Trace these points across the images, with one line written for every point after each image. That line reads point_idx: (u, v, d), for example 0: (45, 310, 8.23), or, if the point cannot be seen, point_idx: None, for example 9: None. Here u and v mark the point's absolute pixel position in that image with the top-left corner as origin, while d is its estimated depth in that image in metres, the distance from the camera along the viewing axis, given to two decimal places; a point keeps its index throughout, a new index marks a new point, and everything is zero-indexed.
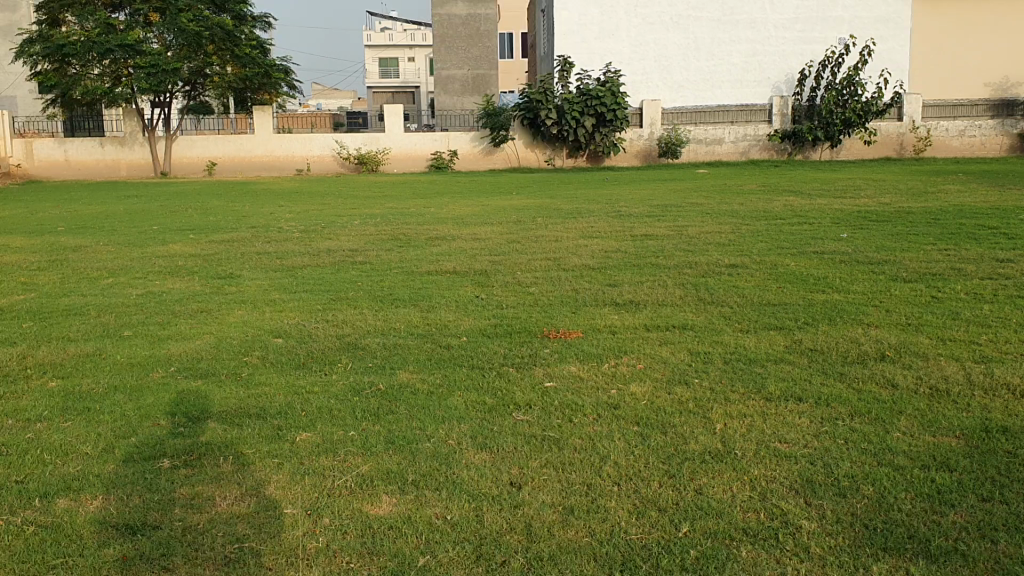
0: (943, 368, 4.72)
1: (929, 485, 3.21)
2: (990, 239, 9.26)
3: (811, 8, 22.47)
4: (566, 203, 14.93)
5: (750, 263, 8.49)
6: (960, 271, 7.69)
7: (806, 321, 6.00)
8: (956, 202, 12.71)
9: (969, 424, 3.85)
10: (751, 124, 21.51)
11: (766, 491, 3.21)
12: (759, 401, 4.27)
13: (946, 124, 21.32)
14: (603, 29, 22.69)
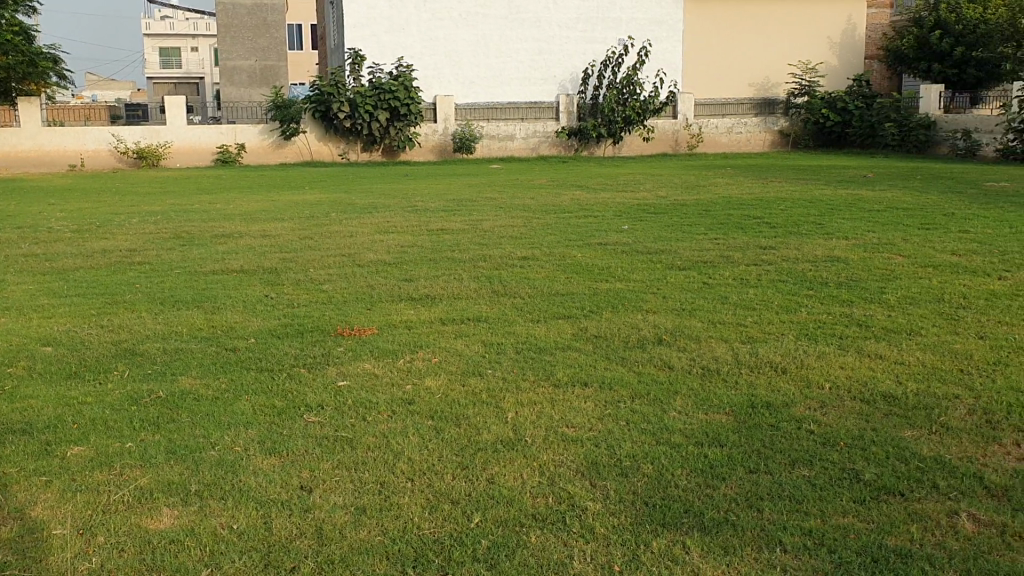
0: (714, 349, 5.03)
1: (703, 460, 3.42)
2: (756, 229, 9.96)
3: (592, 9, 23.40)
4: (359, 199, 14.75)
5: (540, 256, 8.71)
6: (728, 258, 8.22)
7: (591, 309, 6.23)
8: (725, 195, 13.56)
9: (737, 401, 4.12)
10: (541, 121, 22.08)
11: (554, 476, 3.31)
12: (547, 387, 4.40)
13: (717, 121, 22.76)
14: (393, 24, 22.52)
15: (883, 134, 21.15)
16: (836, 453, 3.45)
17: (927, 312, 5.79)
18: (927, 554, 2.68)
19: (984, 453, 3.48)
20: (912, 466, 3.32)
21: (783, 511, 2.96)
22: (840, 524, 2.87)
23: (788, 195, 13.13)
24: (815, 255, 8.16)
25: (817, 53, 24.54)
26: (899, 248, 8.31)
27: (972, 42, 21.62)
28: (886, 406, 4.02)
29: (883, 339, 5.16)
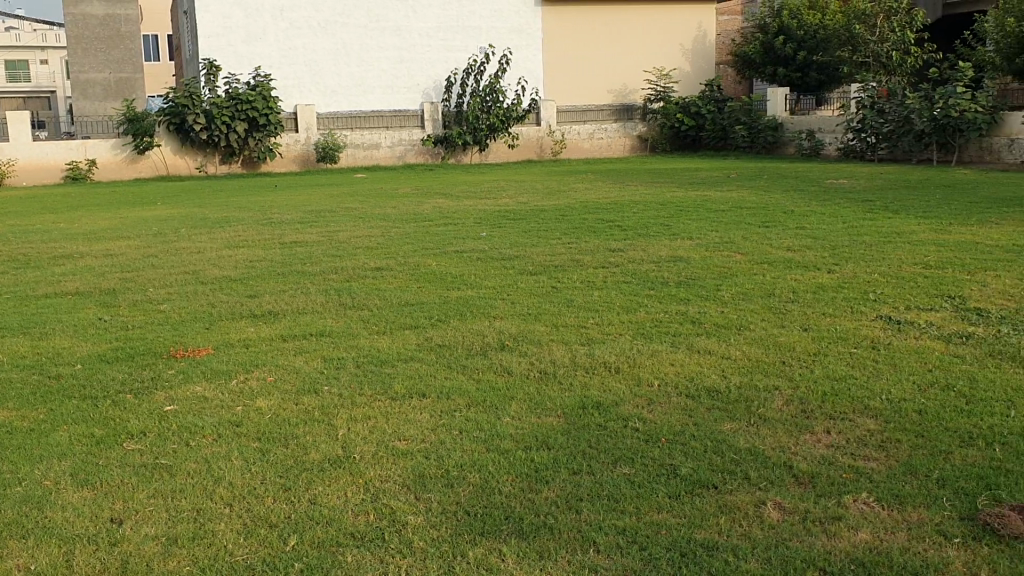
0: (553, 353, 5.09)
1: (529, 465, 3.44)
2: (608, 231, 10.19)
3: (452, 17, 23.33)
4: (214, 213, 14.35)
5: (394, 265, 8.66)
6: (578, 261, 8.36)
7: (439, 317, 6.22)
8: (583, 199, 13.81)
9: (569, 402, 4.18)
10: (406, 129, 21.94)
11: (377, 492, 3.26)
12: (383, 401, 4.34)
13: (579, 128, 23.14)
14: (249, 33, 21.92)
15: (734, 136, 22.00)
16: (659, 450, 3.54)
17: (757, 306, 6.02)
18: (733, 545, 2.78)
19: (797, 441, 3.64)
20: (728, 459, 3.44)
21: (600, 511, 3.02)
22: (654, 520, 2.95)
23: (641, 198, 13.48)
24: (661, 255, 8.37)
25: (669, 59, 25.30)
26: (739, 246, 8.63)
27: (813, 47, 22.65)
28: (711, 400, 4.15)
29: (714, 335, 5.33)
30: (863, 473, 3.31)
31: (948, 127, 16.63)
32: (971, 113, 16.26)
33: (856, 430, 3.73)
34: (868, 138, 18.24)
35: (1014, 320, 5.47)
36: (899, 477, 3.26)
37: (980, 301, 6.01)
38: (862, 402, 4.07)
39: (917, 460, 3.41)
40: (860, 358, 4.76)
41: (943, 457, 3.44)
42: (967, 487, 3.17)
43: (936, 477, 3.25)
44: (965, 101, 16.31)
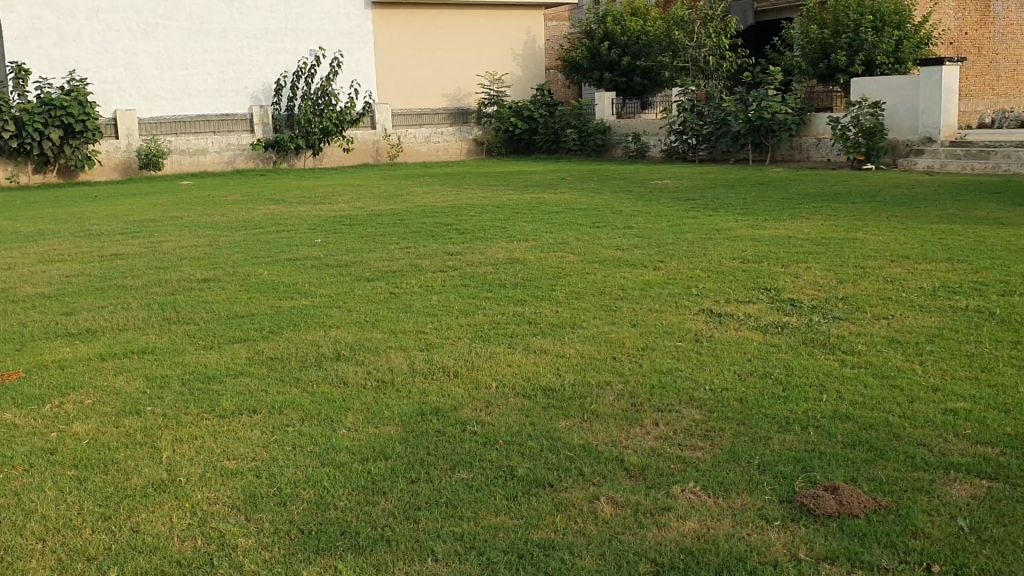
0: (391, 360, 5.04)
1: (365, 476, 3.38)
2: (445, 235, 10.19)
3: (280, 20, 22.63)
4: (25, 226, 13.43)
5: (223, 276, 8.35)
6: (416, 266, 8.31)
7: (271, 329, 6.03)
8: (419, 203, 13.74)
9: (406, 410, 4.14)
10: (234, 134, 21.26)
11: (206, 515, 3.13)
12: (211, 419, 4.16)
13: (414, 131, 23.10)
14: (62, 36, 20.17)
15: (565, 139, 22.47)
16: (496, 452, 3.56)
17: (589, 304, 6.16)
18: (569, 543, 2.82)
19: (628, 435, 3.74)
20: (562, 457, 3.49)
21: (438, 518, 3.01)
22: (490, 524, 2.96)
23: (476, 201, 13.54)
24: (497, 258, 8.42)
25: (499, 63, 25.61)
26: (572, 246, 8.79)
27: (637, 52, 23.48)
28: (546, 399, 4.21)
29: (549, 334, 5.41)
30: (690, 463, 3.43)
31: (762, 128, 17.60)
32: (782, 115, 17.27)
33: (683, 421, 3.87)
34: (690, 139, 19.05)
35: (824, 309, 5.83)
36: (723, 465, 3.40)
37: (793, 292, 6.37)
38: (688, 393, 4.22)
39: (739, 446, 3.57)
40: (686, 351, 4.95)
41: (763, 442, 3.62)
42: (785, 470, 3.34)
43: (757, 462, 3.41)
44: (776, 103, 17.29)
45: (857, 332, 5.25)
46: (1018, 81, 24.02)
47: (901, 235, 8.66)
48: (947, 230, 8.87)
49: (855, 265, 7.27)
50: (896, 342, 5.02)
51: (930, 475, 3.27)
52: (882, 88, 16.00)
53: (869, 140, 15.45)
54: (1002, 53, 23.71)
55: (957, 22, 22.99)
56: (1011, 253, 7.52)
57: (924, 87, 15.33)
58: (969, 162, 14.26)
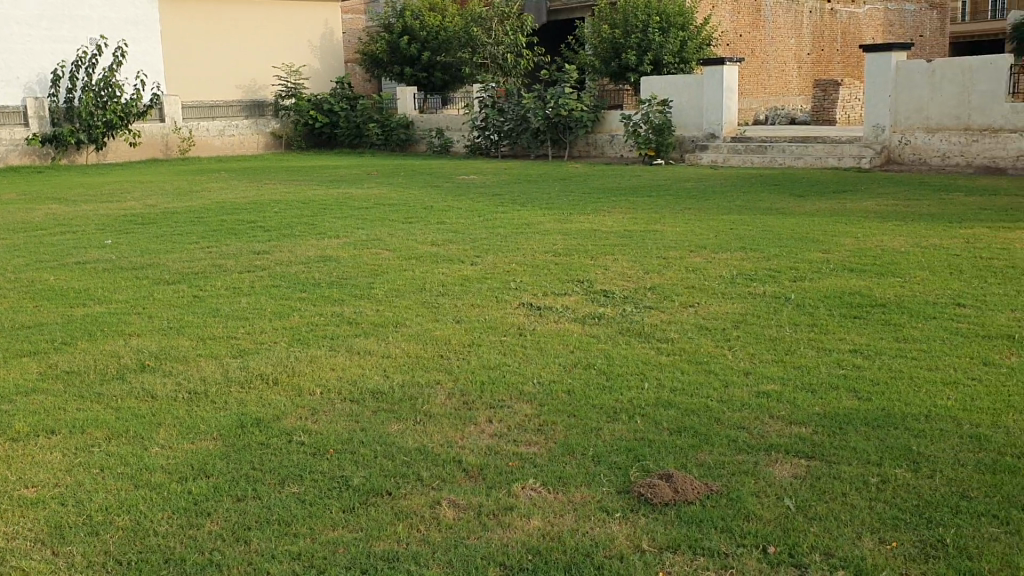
0: (202, 369, 4.73)
1: (186, 498, 3.14)
2: (249, 233, 9.77)
3: (56, 6, 20.80)
4: None
5: (2, 283, 7.61)
6: (221, 267, 7.90)
7: (63, 340, 5.52)
8: (217, 200, 13.12)
9: (225, 422, 3.89)
10: (6, 128, 19.31)
11: (7, 553, 2.80)
12: (2, 444, 3.75)
13: (206, 125, 22.03)
14: None
15: (367, 134, 22.23)
16: (328, 462, 3.41)
17: (409, 302, 6.06)
18: (413, 553, 2.73)
19: (462, 435, 3.68)
20: (398, 463, 3.39)
21: (272, 538, 2.84)
22: (328, 539, 2.82)
23: (279, 197, 13.08)
24: (307, 256, 8.14)
25: (296, 56, 24.96)
26: (384, 243, 8.63)
27: (436, 48, 23.43)
28: (375, 403, 4.07)
29: (371, 334, 5.27)
30: (527, 460, 3.41)
31: (559, 125, 18.02)
32: (578, 112, 17.73)
33: (516, 416, 3.85)
34: (491, 135, 19.21)
35: (636, 299, 6.00)
36: (559, 459, 3.40)
37: (605, 283, 6.52)
38: (517, 388, 4.21)
39: (571, 439, 3.58)
40: (511, 345, 4.94)
41: (595, 433, 3.65)
42: (620, 460, 3.37)
43: (592, 454, 3.43)
44: (572, 100, 17.71)
45: (669, 320, 5.42)
46: (785, 81, 25.84)
47: (697, 226, 9.07)
48: (737, 220, 9.38)
49: (659, 256, 7.54)
50: (705, 328, 5.22)
51: (753, 457, 3.38)
52: (670, 85, 16.74)
53: (659, 137, 16.21)
54: (772, 55, 25.42)
55: (731, 24, 24.45)
56: (796, 240, 8.03)
57: (707, 86, 16.16)
58: (750, 156, 15.16)
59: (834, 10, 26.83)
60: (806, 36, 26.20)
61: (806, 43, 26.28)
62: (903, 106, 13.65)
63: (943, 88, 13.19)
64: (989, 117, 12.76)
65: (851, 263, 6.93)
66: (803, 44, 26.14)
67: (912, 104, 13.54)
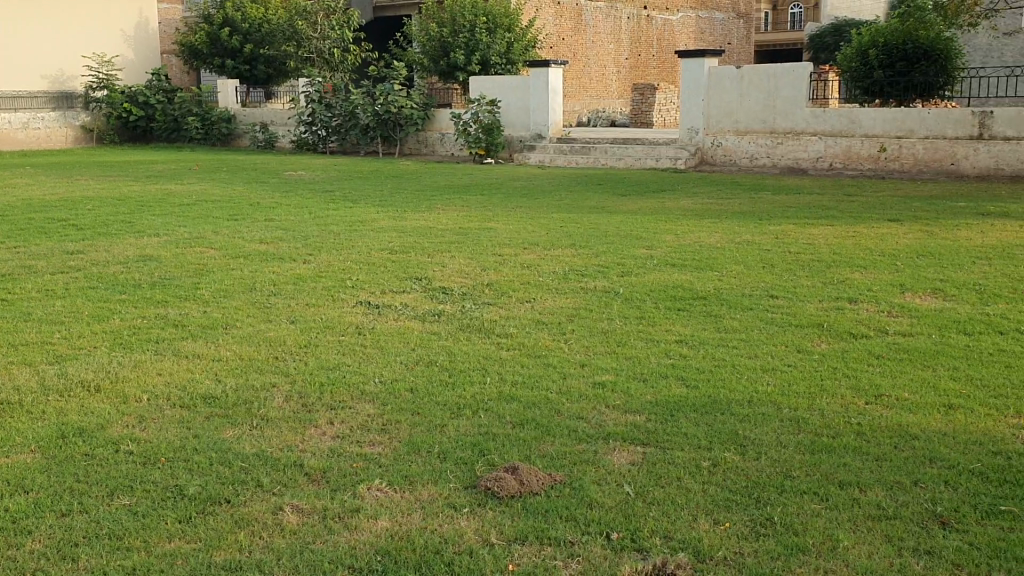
0: (15, 377, 4.42)
1: (2, 516, 2.92)
2: (60, 231, 9.19)
3: None
4: None
5: None
6: (30, 268, 7.39)
7: None
8: (22, 197, 12.25)
9: (44, 434, 3.64)
10: None
11: None
12: None
13: (7, 116, 20.51)
14: None
15: (186, 128, 21.32)
16: (161, 472, 3.25)
17: (240, 303, 5.86)
18: (257, 561, 2.65)
19: (302, 438, 3.60)
20: (237, 469, 3.27)
21: (101, 553, 2.68)
22: (164, 552, 2.69)
23: (92, 194, 12.36)
24: (125, 256, 7.73)
25: (108, 46, 23.60)
26: (210, 241, 8.34)
27: (259, 40, 22.76)
28: (208, 408, 3.92)
29: (200, 337, 5.07)
30: (371, 460, 3.37)
31: (389, 121, 17.89)
32: (408, 109, 17.70)
33: (357, 417, 3.80)
34: (319, 131, 18.78)
35: (474, 296, 6.03)
36: (404, 458, 3.38)
37: (443, 280, 6.53)
38: (357, 388, 4.15)
39: (415, 437, 3.56)
40: (347, 345, 4.87)
41: (438, 430, 3.64)
42: (465, 455, 3.37)
43: (437, 451, 3.43)
44: (402, 98, 17.68)
45: (507, 316, 5.48)
46: (606, 84, 26.75)
47: (528, 224, 9.23)
48: (566, 218, 9.61)
49: (493, 253, 7.62)
50: (541, 323, 5.31)
51: (593, 447, 3.45)
52: (497, 85, 16.94)
53: (488, 136, 16.33)
54: (594, 58, 26.20)
55: (555, 28, 24.86)
56: (623, 237, 8.31)
57: (533, 87, 16.47)
58: (575, 156, 15.58)
59: (650, 17, 28.03)
60: (625, 42, 27.21)
61: (625, 48, 27.24)
62: (714, 109, 14.35)
63: (750, 93, 13.96)
64: (792, 120, 13.60)
65: (674, 258, 7.24)
66: (621, 49, 27.13)
67: (723, 108, 14.26)
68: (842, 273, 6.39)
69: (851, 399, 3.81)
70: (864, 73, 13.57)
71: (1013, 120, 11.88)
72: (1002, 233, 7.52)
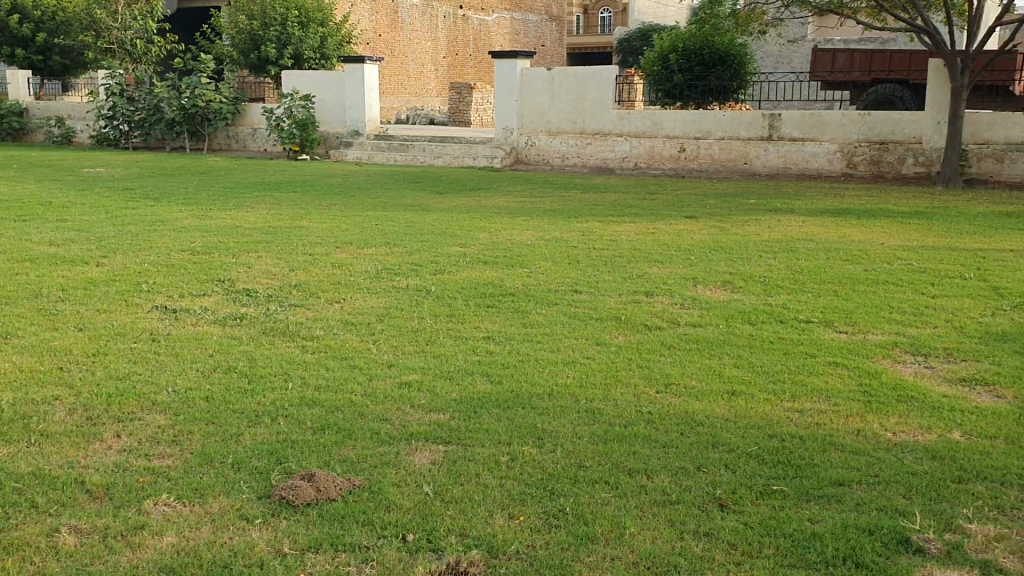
0: None
1: None
2: None
3: None
4: None
5: None
6: None
7: None
8: None
9: None
10: None
11: None
12: None
13: None
14: None
15: None
16: None
17: (23, 310, 5.45)
18: None
19: (84, 453, 3.38)
20: (8, 491, 3.04)
21: None
22: None
23: None
24: None
25: None
26: None
27: (53, 29, 21.36)
28: None
29: None
30: (160, 473, 3.21)
31: (197, 116, 17.17)
32: (217, 103, 17.07)
33: (147, 429, 3.61)
34: (120, 125, 17.78)
35: (280, 297, 5.86)
36: (196, 470, 3.23)
37: (248, 282, 6.31)
38: (149, 398, 3.95)
39: (210, 448, 3.40)
40: (141, 352, 4.63)
41: (235, 439, 3.51)
42: (260, 464, 3.26)
43: (232, 461, 3.30)
44: (210, 91, 17.01)
45: (313, 317, 5.33)
46: (423, 82, 26.73)
47: (341, 222, 9.08)
48: (379, 216, 9.51)
49: (303, 252, 7.45)
50: (349, 323, 5.20)
51: (393, 447, 3.39)
52: (311, 81, 16.55)
53: (302, 132, 15.93)
54: (410, 56, 26.09)
55: (370, 24, 24.47)
56: (435, 235, 8.32)
57: (348, 82, 16.18)
58: (391, 154, 15.48)
59: (465, 17, 28.27)
60: (440, 41, 27.27)
61: (441, 47, 27.31)
62: (527, 109, 14.59)
63: (560, 95, 14.29)
64: (599, 122, 14.04)
65: (486, 256, 7.30)
66: (437, 48, 27.17)
67: (535, 109, 14.53)
68: (642, 268, 6.64)
69: (644, 390, 3.96)
70: (665, 77, 14.25)
71: (799, 122, 12.71)
72: (788, 228, 8.04)
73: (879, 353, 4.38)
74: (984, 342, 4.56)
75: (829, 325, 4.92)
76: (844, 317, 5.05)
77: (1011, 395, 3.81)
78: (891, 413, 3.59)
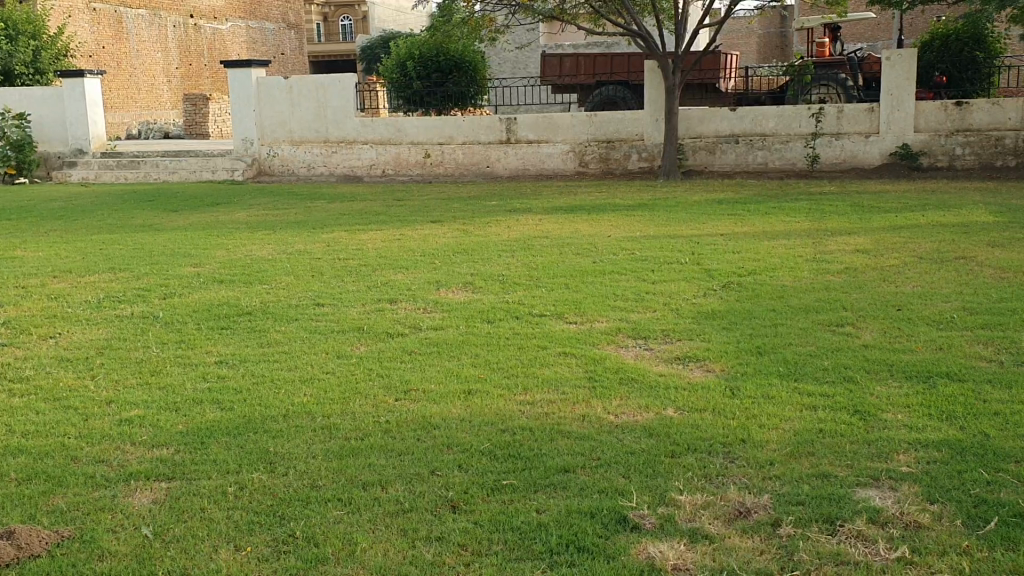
0: None
1: None
2: None
3: None
4: None
5: None
6: None
7: None
8: None
9: None
10: None
11: None
12: None
13: None
14: None
15: None
16: None
17: None
18: None
19: None
20: None
21: None
22: None
23: None
24: None
25: None
26: None
27: None
28: None
29: None
30: None
31: None
32: None
33: None
34: None
35: None
36: None
37: None
38: None
39: None
40: None
41: None
42: None
43: None
44: None
45: (23, 358, 4.87)
46: (155, 95, 25.29)
47: (61, 249, 8.39)
48: (104, 239, 8.88)
49: (14, 286, 6.80)
50: (66, 359, 4.80)
51: (111, 490, 3.14)
52: (24, 98, 15.18)
53: (18, 153, 14.62)
54: (139, 68, 24.67)
55: (91, 36, 22.99)
56: (167, 256, 7.87)
57: (68, 99, 15.01)
58: (122, 171, 14.54)
59: (197, 26, 27.10)
60: (172, 52, 25.98)
61: (173, 58, 26.03)
62: (266, 119, 14.14)
63: (300, 103, 13.97)
64: (343, 130, 13.89)
65: (222, 274, 6.99)
66: (169, 59, 25.84)
67: (275, 118, 14.11)
68: (384, 276, 6.62)
69: (381, 399, 3.92)
70: (404, 84, 14.19)
71: (532, 125, 13.19)
72: (526, 227, 8.30)
73: (605, 340, 4.60)
74: (696, 321, 4.90)
75: (561, 317, 5.11)
76: (575, 308, 5.26)
77: (719, 368, 4.12)
78: (614, 395, 3.77)
